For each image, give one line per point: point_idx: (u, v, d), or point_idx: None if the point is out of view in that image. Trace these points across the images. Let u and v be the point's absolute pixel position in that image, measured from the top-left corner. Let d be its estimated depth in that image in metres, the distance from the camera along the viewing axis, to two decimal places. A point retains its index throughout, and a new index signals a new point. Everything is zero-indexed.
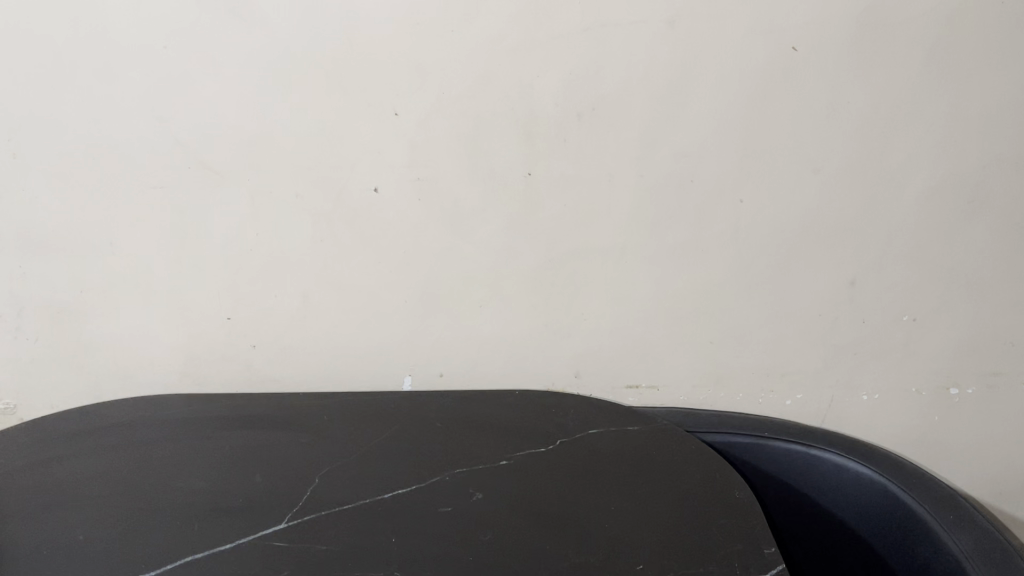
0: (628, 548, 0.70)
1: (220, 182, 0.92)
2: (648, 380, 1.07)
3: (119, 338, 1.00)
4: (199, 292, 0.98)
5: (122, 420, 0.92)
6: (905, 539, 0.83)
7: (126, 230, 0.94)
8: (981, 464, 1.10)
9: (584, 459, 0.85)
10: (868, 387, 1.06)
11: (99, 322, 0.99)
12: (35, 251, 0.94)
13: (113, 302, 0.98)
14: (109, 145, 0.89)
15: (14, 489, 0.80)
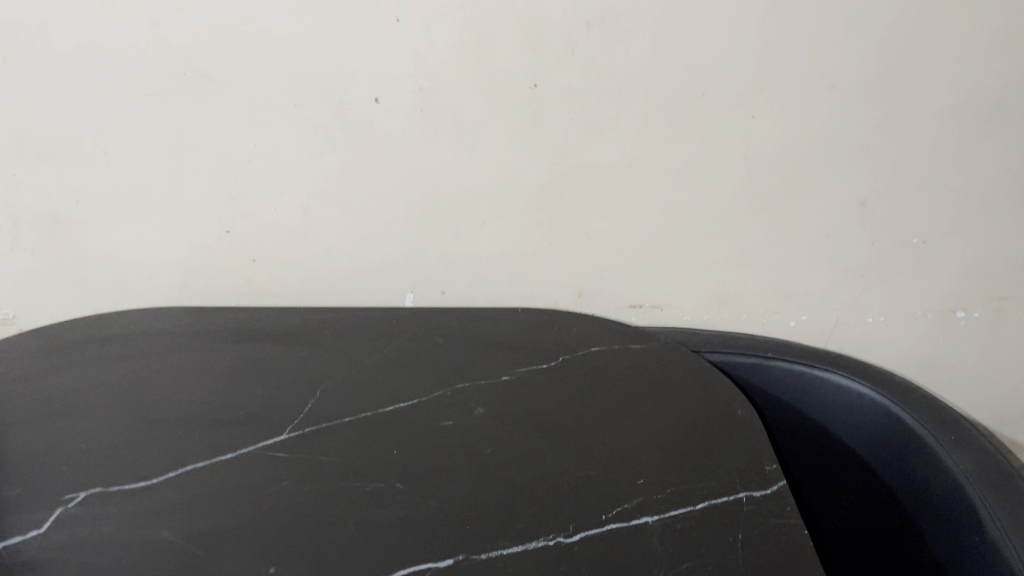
0: (629, 463, 0.70)
1: (217, 90, 0.89)
2: (652, 299, 1.06)
3: (118, 250, 0.99)
4: (197, 205, 0.96)
5: (122, 332, 0.92)
6: (904, 458, 0.84)
7: (122, 139, 0.91)
8: (981, 384, 1.11)
9: (584, 376, 0.84)
10: (874, 310, 1.05)
11: (98, 233, 0.98)
12: (27, 162, 0.92)
13: (109, 213, 0.96)
14: (101, 51, 0.86)
15: (14, 398, 0.80)
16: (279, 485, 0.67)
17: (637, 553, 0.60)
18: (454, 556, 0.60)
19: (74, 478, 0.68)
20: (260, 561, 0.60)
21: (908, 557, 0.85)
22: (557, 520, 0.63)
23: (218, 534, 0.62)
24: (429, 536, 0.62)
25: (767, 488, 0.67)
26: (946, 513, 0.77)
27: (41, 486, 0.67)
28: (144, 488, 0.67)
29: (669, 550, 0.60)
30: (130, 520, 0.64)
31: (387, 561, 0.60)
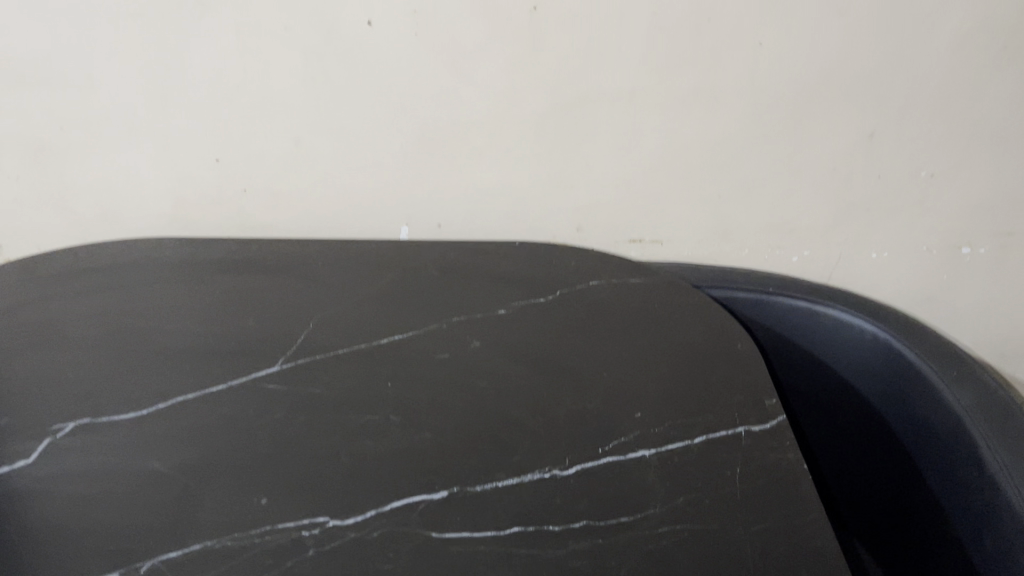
0: (627, 397, 0.69)
1: (202, 12, 0.85)
2: (652, 233, 1.04)
3: (105, 179, 0.97)
4: (185, 132, 0.93)
5: (110, 262, 0.90)
6: (904, 394, 0.83)
7: (104, 63, 0.88)
8: (983, 319, 1.09)
9: (582, 310, 0.83)
10: (878, 245, 1.03)
11: (84, 161, 0.95)
12: (6, 87, 0.89)
13: (93, 141, 0.93)
14: None
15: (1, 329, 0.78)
16: (272, 417, 0.66)
17: (633, 487, 0.59)
18: (448, 489, 0.59)
19: (62, 409, 0.67)
20: (251, 492, 0.59)
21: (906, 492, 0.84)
22: (553, 454, 0.62)
23: (209, 465, 0.61)
24: (424, 468, 0.61)
25: (766, 423, 0.66)
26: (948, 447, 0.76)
27: (28, 417, 0.66)
28: (133, 419, 0.66)
29: (665, 484, 0.59)
30: (120, 451, 0.63)
31: (380, 493, 0.59)
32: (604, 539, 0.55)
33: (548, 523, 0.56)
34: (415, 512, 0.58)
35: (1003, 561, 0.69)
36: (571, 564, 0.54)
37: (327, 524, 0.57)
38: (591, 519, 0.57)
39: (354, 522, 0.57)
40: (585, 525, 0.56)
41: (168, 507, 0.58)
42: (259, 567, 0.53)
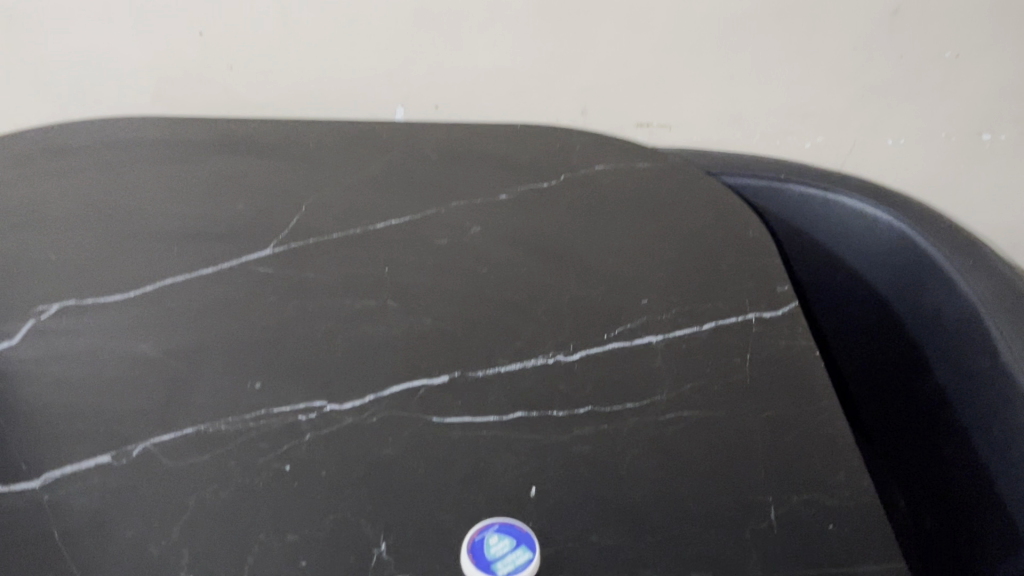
0: (633, 283, 0.66)
1: None
2: (660, 117, 0.99)
3: (81, 53, 0.91)
4: (163, 2, 0.87)
5: (90, 142, 0.85)
6: (918, 287, 0.80)
7: None
8: (998, 209, 1.06)
9: (587, 195, 0.79)
10: (895, 131, 0.99)
11: (58, 34, 0.89)
12: None
13: (66, 11, 0.87)
14: None
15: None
16: (264, 302, 0.64)
17: (641, 373, 0.57)
18: (449, 374, 0.57)
19: (44, 291, 0.64)
20: (244, 376, 0.57)
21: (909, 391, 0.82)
22: (556, 339, 0.60)
23: (199, 350, 0.59)
24: (423, 354, 0.59)
25: (778, 309, 0.63)
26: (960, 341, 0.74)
27: (9, 299, 0.63)
28: (119, 302, 0.63)
29: (673, 370, 0.57)
30: (106, 334, 0.60)
31: (378, 378, 0.57)
32: (609, 424, 0.54)
33: (552, 409, 0.55)
34: (414, 397, 0.56)
35: (1012, 451, 0.67)
36: (575, 449, 0.52)
37: (324, 409, 0.55)
38: (596, 404, 0.55)
39: (352, 406, 0.55)
40: (590, 410, 0.55)
41: (158, 391, 0.56)
42: (254, 451, 0.52)
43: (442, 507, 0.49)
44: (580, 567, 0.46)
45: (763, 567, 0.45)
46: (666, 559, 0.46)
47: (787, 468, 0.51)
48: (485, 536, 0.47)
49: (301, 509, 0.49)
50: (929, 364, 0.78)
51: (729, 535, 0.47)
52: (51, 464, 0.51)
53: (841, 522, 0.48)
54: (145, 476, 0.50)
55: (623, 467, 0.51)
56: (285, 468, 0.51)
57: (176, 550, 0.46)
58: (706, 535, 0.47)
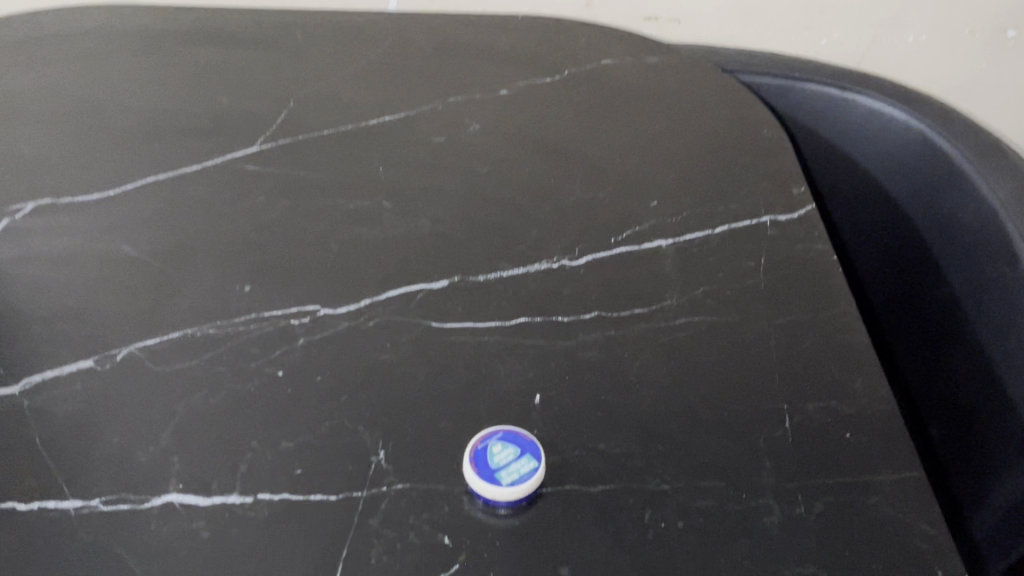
0: (643, 182, 0.62)
1: None
2: (670, 10, 0.94)
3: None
4: None
5: (62, 29, 0.80)
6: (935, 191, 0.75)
7: None
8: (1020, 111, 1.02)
9: (594, 90, 0.74)
10: (917, 26, 0.94)
11: None
12: None
13: None
14: None
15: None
16: (252, 201, 0.60)
17: (650, 278, 0.55)
18: (448, 278, 0.55)
19: (17, 189, 0.61)
20: (234, 279, 0.54)
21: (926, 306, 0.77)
22: (561, 242, 0.57)
23: (185, 251, 0.56)
24: (421, 257, 0.56)
25: (793, 212, 0.60)
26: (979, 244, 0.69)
27: None
28: (97, 201, 0.60)
29: (682, 274, 0.55)
30: (86, 234, 0.57)
31: (373, 282, 0.54)
32: (616, 331, 0.51)
33: (557, 314, 0.52)
34: (412, 302, 0.53)
35: None
36: (581, 356, 0.50)
37: (317, 313, 0.52)
38: (603, 310, 0.52)
39: (346, 311, 0.52)
40: (596, 316, 0.52)
41: (142, 294, 0.53)
42: (244, 357, 0.50)
43: (442, 415, 0.47)
44: (586, 476, 0.44)
45: (777, 476, 0.44)
46: (676, 468, 0.44)
47: (803, 377, 0.48)
48: (489, 445, 0.45)
49: (295, 416, 0.47)
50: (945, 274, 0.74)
51: (741, 445, 0.45)
52: (31, 369, 0.48)
53: (858, 432, 0.46)
54: (130, 382, 0.48)
55: (630, 374, 0.49)
56: (277, 374, 0.49)
57: (165, 457, 0.44)
58: (718, 443, 0.45)
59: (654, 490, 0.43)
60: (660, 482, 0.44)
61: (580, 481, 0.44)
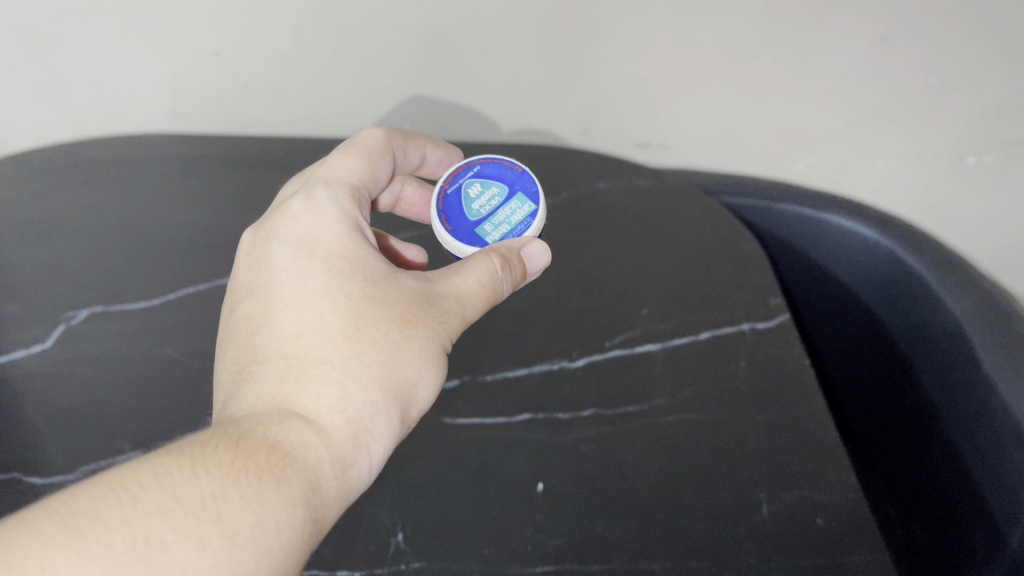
0: (635, 293, 0.68)
1: None
2: (659, 139, 1.03)
3: (87, 74, 0.90)
4: (169, 18, 0.83)
5: (103, 152, 0.83)
6: (916, 290, 0.79)
7: None
8: (979, 220, 1.11)
9: (590, 205, 0.79)
10: (883, 154, 1.03)
11: (64, 54, 0.87)
12: None
13: (64, 32, 0.84)
14: None
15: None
16: None
17: (641, 379, 0.60)
18: (459, 378, 0.61)
19: (72, 298, 0.68)
20: None
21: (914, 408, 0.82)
22: (560, 346, 0.63)
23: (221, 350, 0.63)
24: None
25: (770, 320, 0.66)
26: (971, 323, 0.72)
27: (44, 303, 0.68)
28: (144, 308, 0.67)
29: (671, 376, 0.61)
30: (133, 337, 0.64)
31: None
32: (611, 427, 0.57)
33: (556, 411, 0.58)
34: None
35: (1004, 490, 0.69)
36: (579, 449, 0.55)
37: None
38: (599, 406, 0.58)
39: None
40: (593, 413, 0.58)
41: (184, 391, 0.60)
42: None
43: (452, 501, 0.53)
44: (582, 556, 0.50)
45: (757, 559, 0.49)
46: (665, 551, 0.50)
47: (777, 465, 0.54)
48: (467, 191, 0.67)
49: None
50: (970, 344, 0.72)
51: (723, 530, 0.50)
52: (88, 458, 0.56)
53: (830, 517, 0.51)
54: None
55: (624, 466, 0.54)
56: None
57: None
58: (703, 526, 0.51)
59: (645, 569, 0.49)
60: (651, 562, 0.49)
61: (580, 560, 0.50)
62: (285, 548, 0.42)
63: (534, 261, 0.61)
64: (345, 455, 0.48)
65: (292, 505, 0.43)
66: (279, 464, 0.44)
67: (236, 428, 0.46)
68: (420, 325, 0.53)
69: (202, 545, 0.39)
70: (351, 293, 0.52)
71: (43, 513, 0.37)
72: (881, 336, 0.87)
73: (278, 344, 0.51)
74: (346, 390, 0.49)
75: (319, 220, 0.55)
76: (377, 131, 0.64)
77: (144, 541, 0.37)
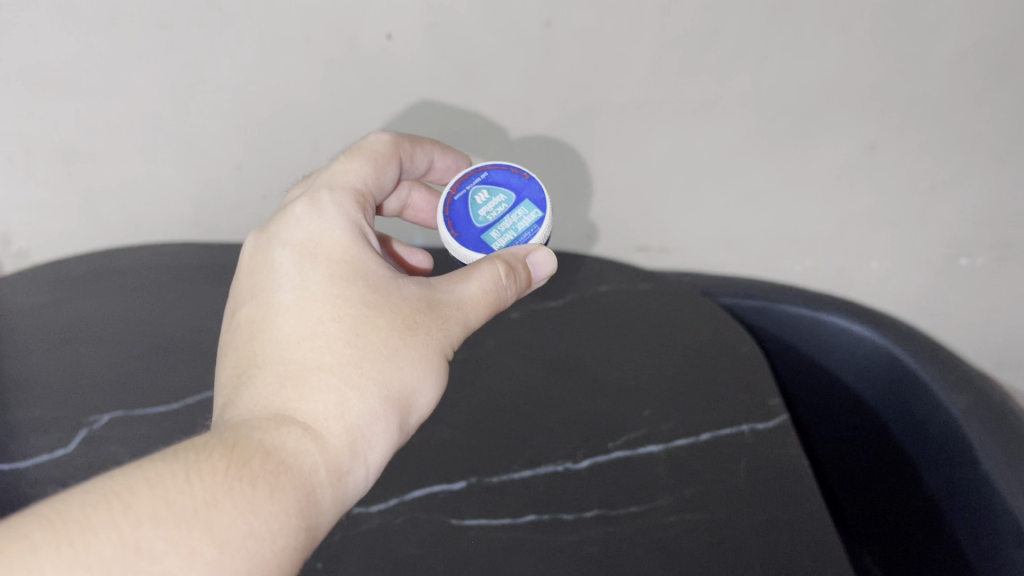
0: (638, 395, 0.70)
1: (220, 28, 0.77)
2: (660, 243, 1.07)
3: (116, 189, 0.95)
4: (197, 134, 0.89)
5: (129, 262, 0.87)
6: (915, 389, 0.81)
7: (108, 90, 0.83)
8: (976, 319, 1.13)
9: (593, 308, 0.82)
10: (878, 255, 1.06)
11: (97, 169, 0.92)
12: (12, 109, 0.84)
13: (99, 149, 0.89)
14: (66, 7, 0.74)
15: (11, 330, 0.79)
16: None
17: (644, 480, 0.62)
18: (465, 480, 0.63)
19: (94, 404, 0.71)
20: None
21: (919, 502, 0.82)
22: (565, 447, 0.65)
23: None
24: (443, 459, 0.64)
25: (770, 421, 0.68)
26: (971, 422, 0.74)
27: (68, 408, 0.70)
28: (163, 412, 0.70)
29: (673, 477, 0.62)
30: (153, 441, 0.67)
31: (400, 480, 0.62)
32: (615, 528, 0.58)
33: (562, 512, 0.60)
34: (436, 500, 0.61)
35: None
36: (584, 551, 0.57)
37: (351, 511, 0.60)
38: (603, 508, 0.60)
39: (378, 510, 0.61)
40: (597, 514, 0.59)
41: None
42: None
43: None
44: None
45: None
46: None
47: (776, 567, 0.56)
48: (474, 198, 0.69)
49: None
50: (970, 443, 0.73)
51: None
52: None
53: None
54: None
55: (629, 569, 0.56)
56: (317, 566, 0.57)
57: None
58: None
59: None
60: None
61: None
62: (278, 555, 0.44)
63: (541, 269, 0.62)
64: (341, 461, 0.50)
65: (285, 510, 0.45)
66: (274, 470, 0.46)
67: (234, 434, 0.48)
68: (421, 334, 0.54)
69: (192, 554, 0.41)
70: (353, 299, 0.54)
71: (35, 521, 0.39)
72: (882, 434, 0.88)
73: (280, 350, 0.53)
74: (345, 396, 0.51)
75: (323, 223, 0.57)
76: (385, 135, 0.66)
77: (134, 550, 0.40)
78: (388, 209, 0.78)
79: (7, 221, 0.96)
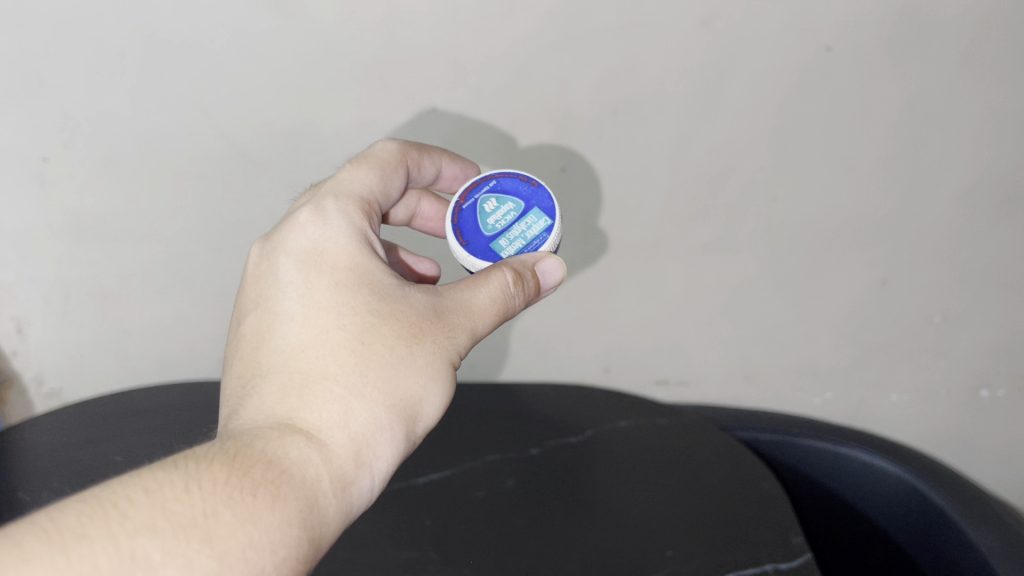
0: (660, 534, 0.70)
1: (256, 178, 0.82)
2: (679, 376, 1.08)
3: (148, 327, 0.98)
4: (229, 275, 0.92)
5: (158, 402, 0.89)
6: (941, 526, 0.80)
7: (147, 233, 0.87)
8: (1001, 453, 1.12)
9: (613, 445, 0.82)
10: (898, 388, 1.06)
11: (131, 309, 0.95)
12: (54, 254, 0.88)
13: (133, 290, 0.93)
14: (115, 159, 0.79)
15: (35, 463, 0.80)
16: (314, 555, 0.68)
17: None
18: None
19: None
20: None
21: None
22: None
23: None
24: None
25: (793, 560, 0.67)
26: (1004, 561, 0.72)
27: None
28: None
29: None
30: None
31: None
32: None
33: None
34: None
35: None
36: None
37: None
38: None
39: None
40: None
41: None
42: None
43: None
44: None
45: None
46: None
47: None
48: (483, 206, 0.67)
49: None
50: None
51: None
52: None
53: None
54: None
55: None
56: None
57: None
58: None
59: None
60: None
61: None
62: (279, 569, 0.42)
63: (549, 278, 0.61)
64: (346, 471, 0.48)
65: (286, 520, 0.43)
66: (275, 478, 0.44)
67: (235, 443, 0.46)
68: (428, 340, 0.53)
69: (191, 565, 0.39)
70: (359, 308, 0.53)
71: (28, 529, 0.37)
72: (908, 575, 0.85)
73: (284, 358, 0.52)
74: (350, 406, 0.50)
75: (330, 230, 0.56)
76: (393, 144, 0.66)
77: (129, 561, 0.38)
78: (395, 217, 0.75)
79: (39, 362, 0.99)
